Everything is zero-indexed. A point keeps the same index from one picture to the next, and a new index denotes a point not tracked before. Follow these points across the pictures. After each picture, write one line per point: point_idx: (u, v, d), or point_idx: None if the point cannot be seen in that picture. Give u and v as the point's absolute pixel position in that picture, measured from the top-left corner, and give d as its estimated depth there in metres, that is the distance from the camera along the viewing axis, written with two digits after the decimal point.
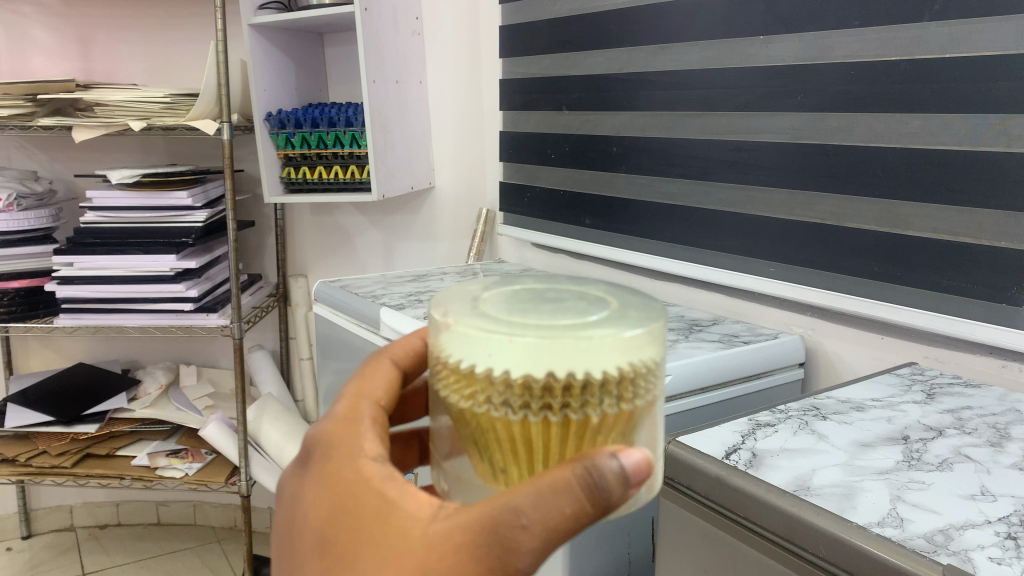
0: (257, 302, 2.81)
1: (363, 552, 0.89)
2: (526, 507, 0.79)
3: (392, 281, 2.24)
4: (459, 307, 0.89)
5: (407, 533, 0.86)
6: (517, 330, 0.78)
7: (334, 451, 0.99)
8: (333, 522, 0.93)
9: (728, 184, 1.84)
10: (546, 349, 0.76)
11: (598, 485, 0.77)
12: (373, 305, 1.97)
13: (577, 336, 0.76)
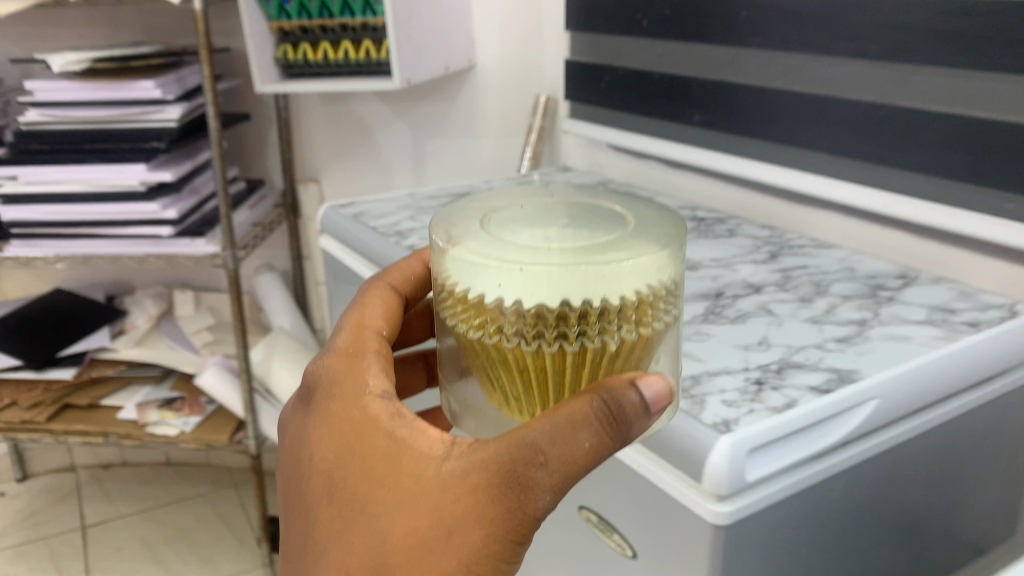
0: (258, 218, 2.26)
1: (373, 498, 0.82)
2: (544, 442, 0.75)
3: (424, 206, 1.65)
4: (460, 224, 0.81)
5: (415, 470, 0.81)
6: (526, 252, 0.72)
7: (334, 387, 0.90)
8: (342, 465, 0.86)
9: (931, 71, 1.18)
10: (561, 271, 0.70)
11: (616, 414, 0.74)
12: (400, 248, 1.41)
13: (597, 255, 0.72)
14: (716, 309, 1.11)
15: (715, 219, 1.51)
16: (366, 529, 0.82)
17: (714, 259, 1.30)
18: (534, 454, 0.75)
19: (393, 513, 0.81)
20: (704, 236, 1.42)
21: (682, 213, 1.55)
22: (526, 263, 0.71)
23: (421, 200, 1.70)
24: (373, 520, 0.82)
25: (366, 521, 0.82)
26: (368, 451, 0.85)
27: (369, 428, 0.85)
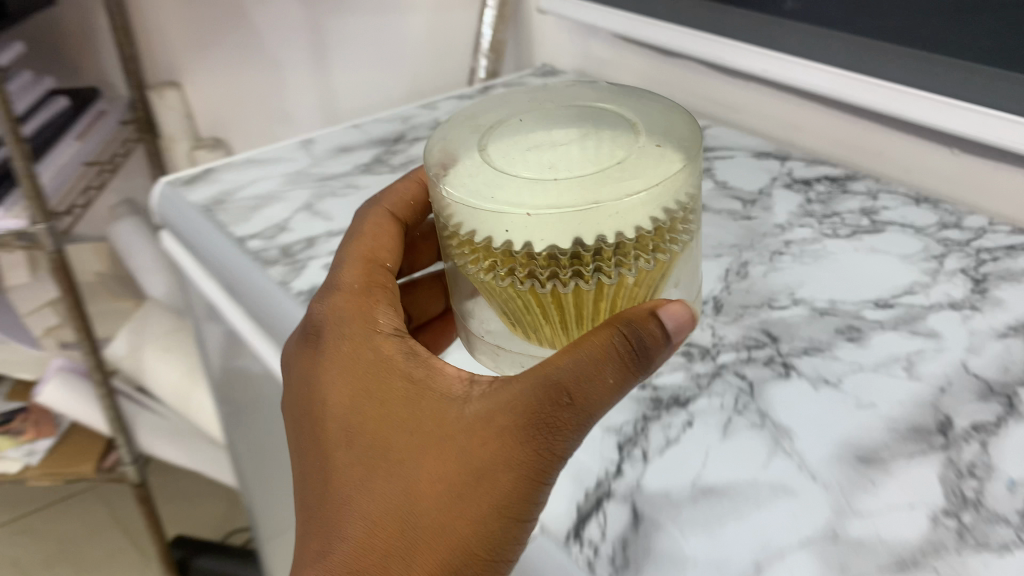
0: (92, 155, 1.55)
1: (388, 448, 0.55)
2: (562, 377, 0.51)
3: (332, 172, 0.98)
4: (463, 141, 0.68)
5: (431, 411, 0.55)
6: (527, 160, 0.62)
7: (341, 319, 0.64)
8: (349, 415, 0.59)
9: None
10: (566, 202, 0.57)
11: (640, 340, 0.52)
12: (293, 299, 0.75)
13: (610, 176, 0.59)
14: (965, 492, 0.52)
15: (830, 184, 0.89)
16: (377, 488, 0.55)
17: (879, 303, 0.70)
18: (559, 408, 0.51)
19: (415, 473, 0.54)
20: (830, 233, 0.81)
21: (770, 171, 0.93)
22: (525, 183, 0.60)
23: (325, 157, 1.02)
24: (385, 477, 0.55)
25: (379, 478, 0.55)
26: (375, 392, 0.58)
27: (380, 365, 0.60)
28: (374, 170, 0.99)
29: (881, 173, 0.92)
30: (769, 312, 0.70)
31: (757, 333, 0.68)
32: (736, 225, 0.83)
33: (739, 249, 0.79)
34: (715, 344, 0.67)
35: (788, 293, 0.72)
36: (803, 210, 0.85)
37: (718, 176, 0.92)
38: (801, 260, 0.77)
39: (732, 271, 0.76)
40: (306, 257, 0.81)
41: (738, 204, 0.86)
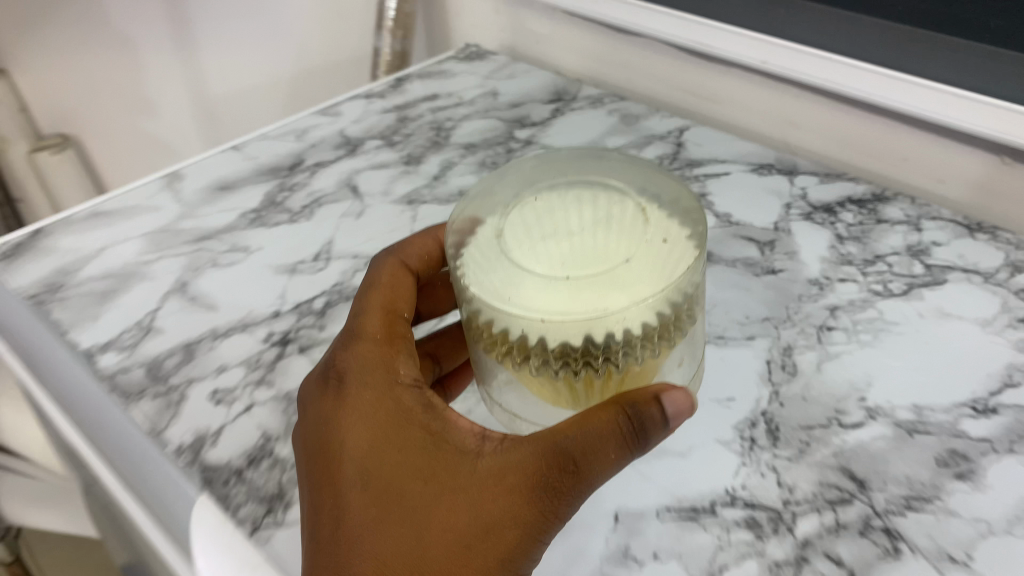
0: None
1: (386, 498, 0.43)
2: (581, 440, 0.42)
3: (210, 227, 0.74)
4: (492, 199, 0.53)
5: (443, 463, 0.44)
6: (528, 228, 0.49)
7: (357, 357, 0.49)
8: (344, 461, 0.45)
9: None
10: (569, 301, 0.44)
11: (647, 420, 0.42)
12: (173, 466, 0.52)
13: (630, 266, 0.45)
14: None
15: (861, 212, 0.71)
16: (373, 546, 0.42)
17: (976, 407, 0.53)
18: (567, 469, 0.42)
19: (418, 532, 0.42)
20: (880, 291, 0.63)
21: (781, 194, 0.73)
22: (523, 264, 0.46)
23: (199, 202, 0.77)
24: (379, 532, 0.42)
25: (376, 536, 0.42)
26: (380, 438, 0.45)
27: (395, 409, 0.46)
28: (267, 219, 0.74)
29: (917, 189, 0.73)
30: (842, 436, 0.51)
31: (836, 476, 0.49)
32: (762, 285, 0.63)
33: (775, 325, 0.60)
34: (785, 503, 0.48)
35: (857, 399, 0.54)
36: (837, 255, 0.66)
37: (718, 208, 0.72)
38: (856, 340, 0.58)
39: (776, 363, 0.57)
40: (185, 381, 0.58)
41: (757, 250, 0.67)
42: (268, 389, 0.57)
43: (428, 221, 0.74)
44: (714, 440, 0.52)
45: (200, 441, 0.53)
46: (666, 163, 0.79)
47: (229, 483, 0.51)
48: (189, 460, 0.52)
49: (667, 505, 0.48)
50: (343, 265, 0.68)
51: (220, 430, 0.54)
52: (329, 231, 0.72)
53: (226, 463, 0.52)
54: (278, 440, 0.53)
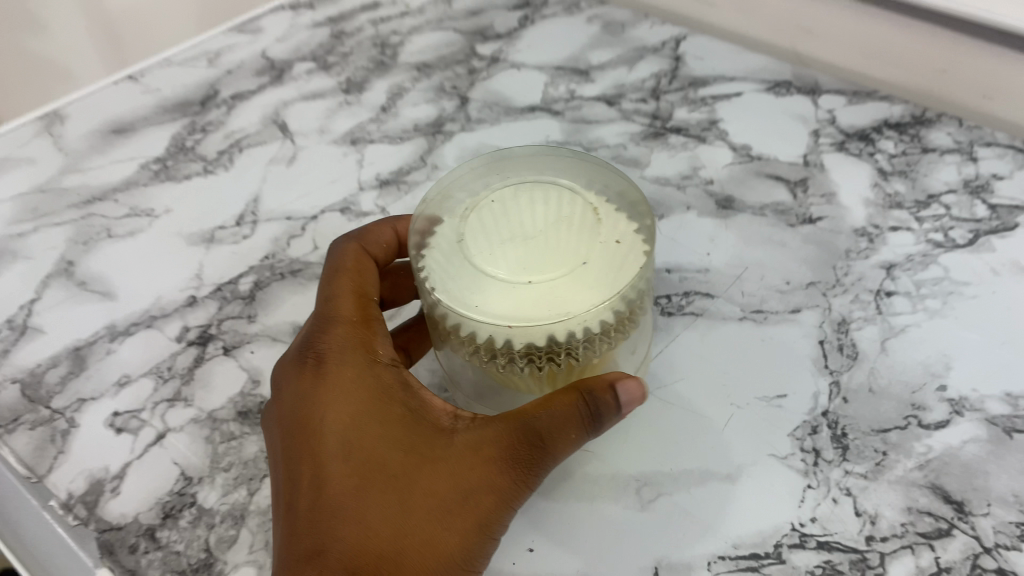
0: None
1: (355, 472, 0.34)
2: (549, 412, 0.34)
3: (102, 184, 0.58)
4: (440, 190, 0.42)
5: (413, 436, 0.35)
6: (483, 206, 0.39)
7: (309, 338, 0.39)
8: (299, 442, 0.36)
9: None
10: (522, 299, 0.34)
11: (599, 410, 0.34)
12: (60, 528, 0.39)
13: (600, 259, 0.35)
14: None
15: (904, 139, 0.59)
16: (344, 529, 0.33)
17: None
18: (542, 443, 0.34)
19: (400, 509, 0.34)
20: (942, 241, 0.51)
21: (806, 120, 0.62)
22: (470, 257, 0.36)
23: (86, 150, 0.61)
24: (356, 523, 0.33)
25: (346, 515, 0.34)
26: (336, 409, 0.36)
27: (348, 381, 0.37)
28: (175, 169, 0.59)
29: (964, 112, 0.60)
30: (926, 441, 0.41)
31: (926, 499, 0.39)
32: (798, 240, 0.52)
33: (822, 291, 0.48)
34: (868, 541, 0.37)
35: (936, 388, 0.43)
36: (883, 196, 0.55)
37: (734, 139, 0.61)
38: (923, 308, 0.47)
39: (831, 344, 0.45)
40: (74, 401, 0.44)
41: (786, 193, 0.55)
42: (186, 408, 0.44)
43: (378, 166, 0.60)
44: (769, 455, 0.41)
45: (96, 489, 0.40)
46: (663, 85, 0.67)
47: (138, 549, 0.38)
48: (81, 518, 0.39)
49: (720, 552, 0.37)
50: (273, 229, 0.54)
51: (123, 471, 0.41)
52: (255, 183, 0.58)
53: (133, 520, 0.39)
54: (201, 482, 0.40)
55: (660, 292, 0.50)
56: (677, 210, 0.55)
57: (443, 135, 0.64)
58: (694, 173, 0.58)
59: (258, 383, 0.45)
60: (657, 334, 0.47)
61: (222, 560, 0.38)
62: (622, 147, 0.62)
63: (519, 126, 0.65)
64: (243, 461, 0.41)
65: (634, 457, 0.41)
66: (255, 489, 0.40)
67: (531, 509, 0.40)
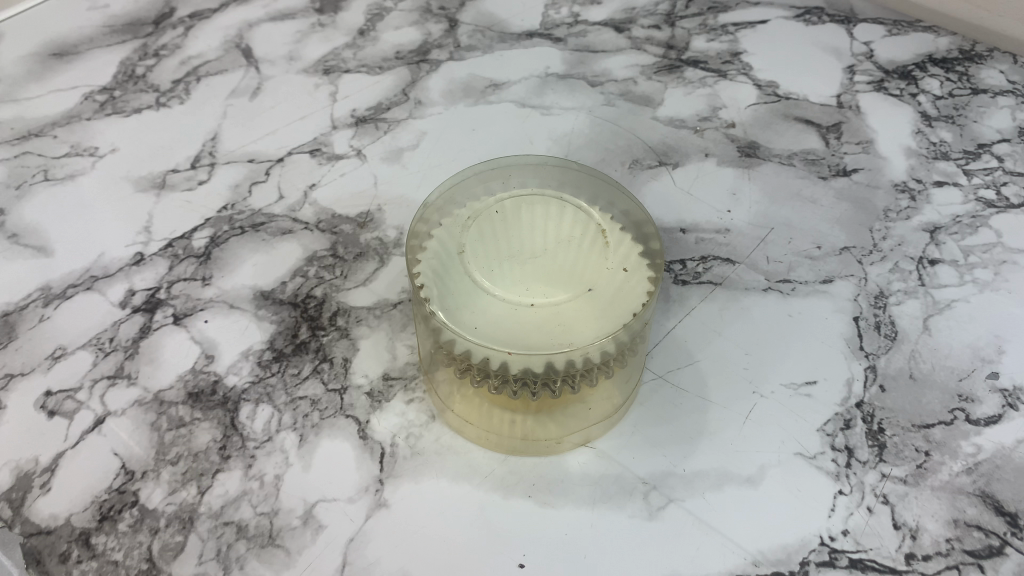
0: None
1: None
2: None
3: (41, 117, 0.58)
4: (455, 222, 0.45)
5: None
6: (484, 220, 0.45)
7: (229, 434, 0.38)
8: None
9: None
10: (524, 336, 0.39)
11: None
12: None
13: (607, 290, 0.41)
14: None
15: (951, 79, 0.59)
16: None
17: None
18: None
19: None
20: (993, 199, 0.52)
21: (840, 54, 0.61)
22: (477, 276, 0.42)
23: (22, 76, 0.61)
24: None
25: None
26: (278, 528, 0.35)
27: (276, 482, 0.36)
28: (124, 101, 0.60)
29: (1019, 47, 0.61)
30: (975, 440, 0.42)
31: (974, 510, 0.40)
32: (830, 197, 0.53)
33: (857, 259, 0.49)
34: (908, 560, 0.38)
35: (986, 376, 0.44)
36: (927, 145, 0.55)
37: (758, 75, 0.60)
38: (971, 280, 0.48)
39: (868, 323, 0.46)
40: (1, 378, 0.45)
41: (816, 139, 0.56)
42: (129, 388, 0.45)
43: (354, 100, 0.59)
44: (795, 454, 0.42)
45: (23, 485, 0.42)
46: (678, 9, 0.65)
47: (70, 558, 0.40)
48: (10, 512, 0.41)
49: (739, 570, 0.38)
50: (232, 173, 0.55)
51: (54, 464, 0.42)
52: (213, 118, 0.58)
53: (65, 523, 0.40)
54: (144, 478, 0.42)
55: (674, 256, 0.50)
56: (693, 158, 0.55)
57: (429, 65, 0.61)
58: (713, 114, 0.58)
59: (210, 358, 0.46)
60: (671, 304, 0.48)
61: (167, 572, 0.39)
62: (632, 81, 0.60)
63: (516, 54, 0.62)
64: (193, 454, 0.42)
65: (645, 455, 0.42)
66: (206, 487, 0.41)
67: (542, 512, 0.40)
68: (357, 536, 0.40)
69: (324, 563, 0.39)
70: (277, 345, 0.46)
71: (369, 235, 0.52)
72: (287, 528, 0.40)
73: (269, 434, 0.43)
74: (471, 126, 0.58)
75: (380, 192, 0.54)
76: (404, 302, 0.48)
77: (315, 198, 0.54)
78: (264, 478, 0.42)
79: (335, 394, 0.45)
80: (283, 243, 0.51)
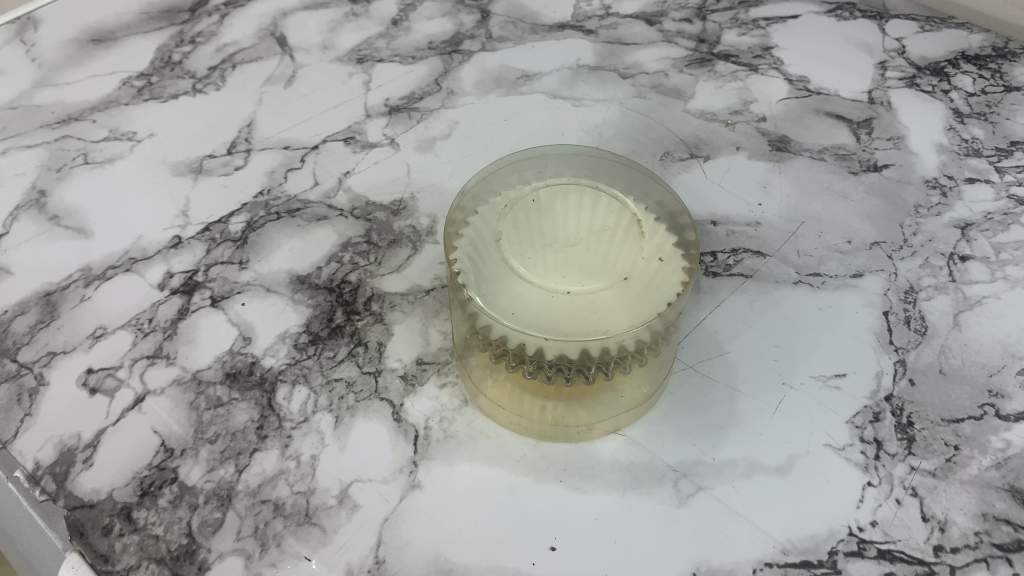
0: None
1: None
2: None
3: (80, 101, 0.59)
4: (491, 210, 0.45)
5: None
6: (519, 209, 0.45)
7: None
8: None
9: None
10: (559, 322, 0.40)
11: None
12: (26, 502, 0.42)
13: (642, 279, 0.42)
14: None
15: (984, 76, 0.59)
16: None
17: None
18: None
19: None
20: None
21: (872, 50, 0.61)
22: (513, 263, 0.43)
23: (62, 61, 0.62)
24: None
25: None
26: None
27: None
28: (160, 87, 0.60)
29: None
30: (1004, 435, 0.42)
31: (1003, 504, 0.40)
32: (861, 191, 0.53)
33: (888, 254, 0.49)
34: (937, 552, 0.39)
35: (1016, 372, 0.44)
36: (959, 142, 0.55)
37: (790, 70, 0.60)
38: (1003, 276, 0.48)
39: (898, 317, 0.47)
40: (44, 355, 0.46)
41: (848, 134, 0.56)
42: (168, 367, 0.46)
43: (388, 90, 0.60)
44: (824, 446, 0.42)
45: (66, 461, 0.43)
46: (709, 3, 0.65)
47: (112, 531, 0.40)
48: (55, 485, 0.42)
49: (768, 558, 0.39)
50: (267, 159, 0.56)
51: (96, 439, 0.43)
52: (248, 105, 0.59)
53: (107, 498, 0.41)
54: (183, 455, 0.42)
55: (705, 248, 0.50)
56: (724, 151, 0.55)
57: (461, 55, 0.62)
58: (745, 107, 0.58)
59: (247, 340, 0.47)
60: (701, 296, 0.48)
61: (205, 547, 0.40)
62: (663, 74, 0.60)
63: (548, 46, 0.62)
64: (230, 433, 0.43)
65: (674, 444, 0.43)
66: (244, 466, 0.42)
67: (572, 496, 0.41)
68: (391, 516, 0.40)
69: (358, 542, 0.40)
70: (313, 328, 0.47)
71: (402, 222, 0.52)
72: (323, 507, 0.41)
73: (305, 416, 0.44)
74: (502, 116, 0.58)
75: (413, 180, 0.54)
76: (437, 290, 0.49)
77: (349, 185, 0.54)
78: (300, 458, 0.42)
79: (369, 377, 0.45)
80: (318, 229, 0.52)
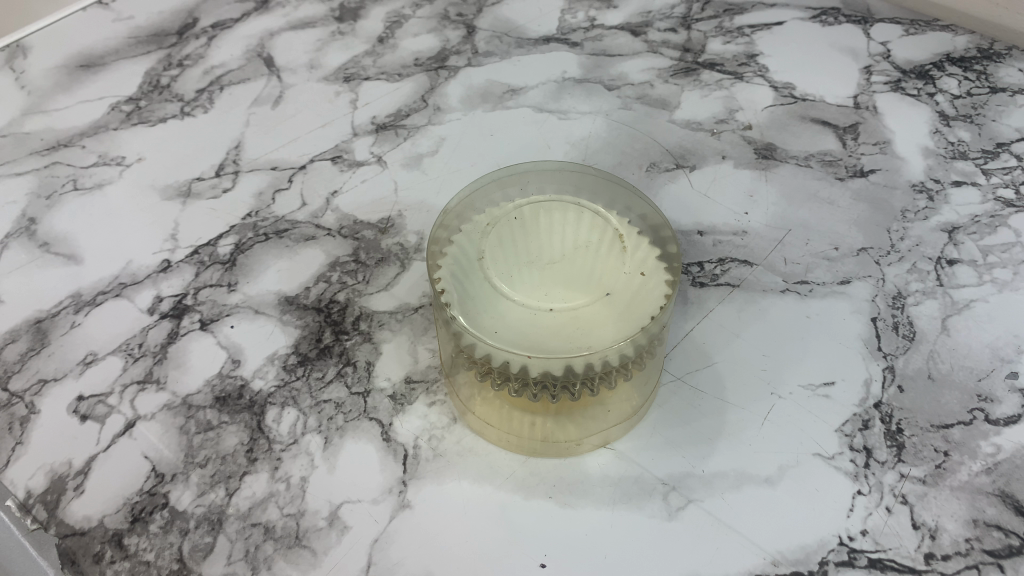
0: None
1: None
2: None
3: (70, 127, 0.60)
4: (475, 228, 0.45)
5: None
6: (503, 225, 0.46)
7: None
8: None
9: None
10: (544, 339, 0.40)
11: None
12: (18, 532, 0.42)
13: (625, 294, 0.42)
14: None
15: (970, 78, 0.59)
16: None
17: None
18: None
19: None
20: (1011, 199, 0.52)
21: (856, 54, 0.61)
22: (497, 281, 0.43)
23: (50, 88, 0.62)
24: None
25: None
26: None
27: None
28: (149, 110, 0.61)
29: None
30: (994, 440, 0.42)
31: (994, 509, 0.40)
32: (847, 198, 0.53)
33: (875, 260, 0.50)
34: (928, 560, 0.38)
35: (1005, 376, 0.44)
36: (945, 145, 0.55)
37: (775, 77, 0.60)
38: (990, 279, 0.48)
39: (886, 323, 0.46)
40: (34, 383, 0.47)
41: (834, 140, 0.56)
42: (158, 392, 0.46)
43: (375, 108, 0.60)
44: (814, 455, 0.42)
45: (57, 488, 0.43)
46: (694, 11, 0.66)
47: (104, 558, 0.41)
48: (47, 514, 0.42)
49: (758, 570, 0.39)
50: (255, 180, 0.56)
51: (87, 466, 0.43)
52: (235, 127, 0.59)
53: (99, 524, 0.41)
54: (174, 480, 0.43)
55: (692, 258, 0.50)
56: (710, 160, 0.55)
57: (447, 71, 0.62)
58: (730, 116, 0.58)
59: (236, 362, 0.47)
60: (689, 307, 0.48)
61: (197, 571, 0.40)
62: (648, 85, 0.60)
63: (534, 59, 0.63)
64: (221, 457, 0.43)
65: (663, 457, 0.43)
66: (235, 489, 0.42)
67: (562, 512, 0.41)
68: (382, 537, 0.40)
69: (349, 563, 0.40)
70: (302, 349, 0.47)
71: (390, 240, 0.52)
72: (313, 529, 0.41)
73: (295, 437, 0.44)
74: (489, 131, 0.58)
75: (401, 199, 0.55)
76: (425, 307, 0.49)
77: (337, 205, 0.54)
78: (290, 480, 0.42)
79: (358, 398, 0.45)
80: (306, 250, 0.52)
